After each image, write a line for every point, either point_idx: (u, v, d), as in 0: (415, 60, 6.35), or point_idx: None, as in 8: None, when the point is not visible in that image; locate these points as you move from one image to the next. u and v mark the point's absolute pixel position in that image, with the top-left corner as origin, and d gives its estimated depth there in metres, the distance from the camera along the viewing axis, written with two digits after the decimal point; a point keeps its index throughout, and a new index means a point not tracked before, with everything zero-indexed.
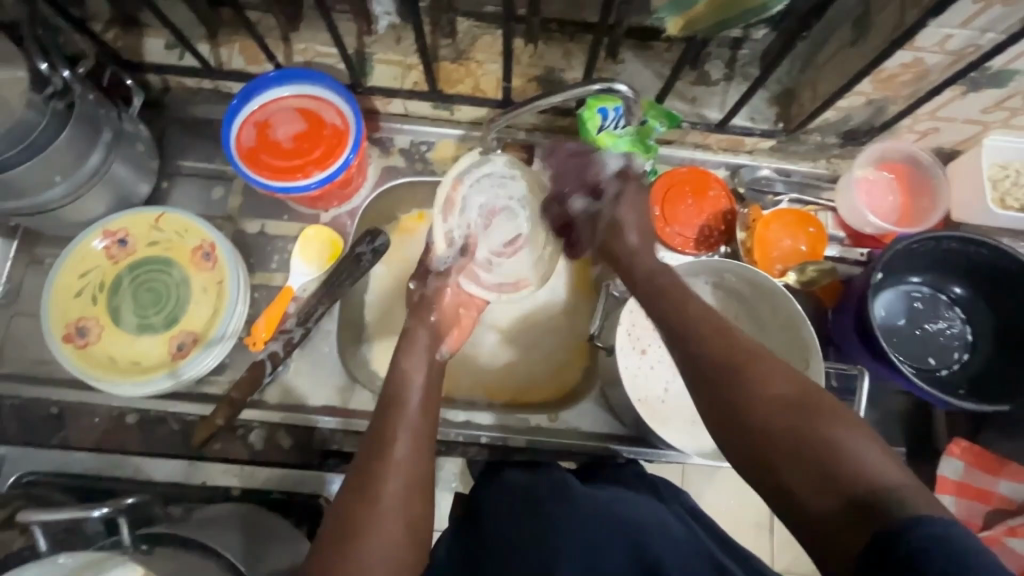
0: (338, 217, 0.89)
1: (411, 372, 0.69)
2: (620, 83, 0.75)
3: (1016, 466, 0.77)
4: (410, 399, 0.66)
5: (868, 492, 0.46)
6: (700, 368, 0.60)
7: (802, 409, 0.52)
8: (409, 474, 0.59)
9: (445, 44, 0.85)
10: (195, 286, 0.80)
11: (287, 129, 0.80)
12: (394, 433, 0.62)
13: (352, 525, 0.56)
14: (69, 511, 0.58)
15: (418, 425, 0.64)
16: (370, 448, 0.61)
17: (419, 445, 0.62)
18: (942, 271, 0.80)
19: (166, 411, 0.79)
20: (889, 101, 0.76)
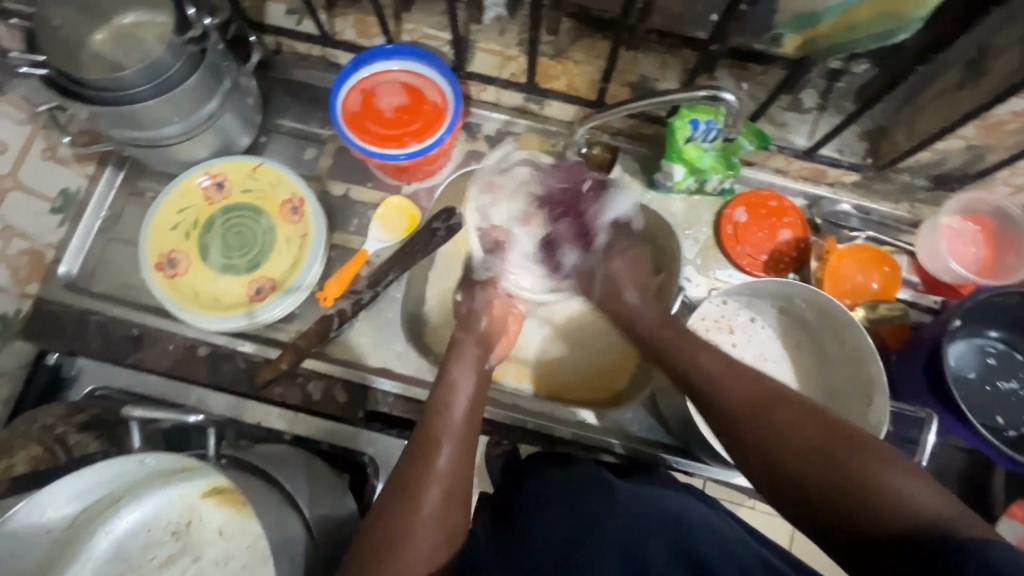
0: (417, 191, 0.92)
1: (458, 385, 0.71)
2: (727, 92, 0.74)
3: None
4: (454, 411, 0.68)
5: (914, 523, 0.47)
6: (722, 412, 0.63)
7: (834, 449, 0.54)
8: (454, 484, 0.62)
9: (547, 41, 0.88)
10: (279, 235, 0.84)
11: (389, 99, 0.84)
12: (439, 441, 0.65)
13: (391, 527, 0.58)
14: (168, 412, 0.73)
15: (461, 437, 0.66)
16: (415, 456, 0.63)
17: (458, 457, 0.64)
18: (1022, 330, 0.78)
19: (235, 349, 0.82)
20: (989, 150, 0.74)
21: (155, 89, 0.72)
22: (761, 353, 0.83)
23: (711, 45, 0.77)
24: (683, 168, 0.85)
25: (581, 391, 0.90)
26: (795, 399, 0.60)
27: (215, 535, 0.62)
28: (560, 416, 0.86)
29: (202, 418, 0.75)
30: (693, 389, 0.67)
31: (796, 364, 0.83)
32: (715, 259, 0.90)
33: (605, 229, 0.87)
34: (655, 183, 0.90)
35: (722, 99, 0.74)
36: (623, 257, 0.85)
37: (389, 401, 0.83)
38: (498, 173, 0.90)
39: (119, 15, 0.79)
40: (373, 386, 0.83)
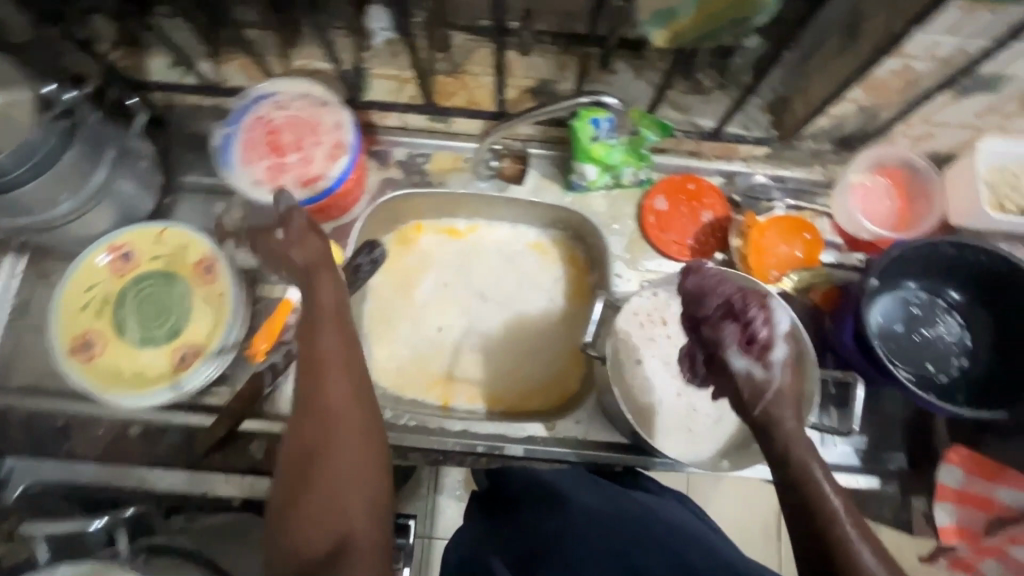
0: (337, 229, 0.90)
1: (328, 358, 0.60)
2: (609, 95, 0.75)
3: (1015, 472, 0.74)
4: (331, 394, 0.58)
5: None
6: (817, 550, 0.47)
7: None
8: (353, 468, 0.56)
9: (440, 58, 0.87)
10: (196, 298, 0.82)
11: (286, 138, 0.76)
12: (324, 434, 0.57)
13: (291, 517, 0.54)
14: (72, 522, 0.69)
15: (347, 415, 0.58)
16: (304, 440, 0.57)
17: (350, 439, 0.57)
18: (938, 277, 0.80)
19: (170, 421, 0.80)
20: (882, 108, 0.75)
21: (30, 172, 0.69)
22: None
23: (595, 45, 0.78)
24: (595, 168, 0.85)
25: (532, 401, 0.91)
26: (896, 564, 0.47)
27: None
28: (510, 434, 0.84)
29: (108, 521, 0.71)
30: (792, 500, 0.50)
31: None
32: (642, 251, 0.89)
33: (781, 340, 0.55)
34: (572, 184, 0.89)
35: (607, 104, 0.74)
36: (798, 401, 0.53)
37: None
38: (273, 105, 0.78)
39: None
40: None
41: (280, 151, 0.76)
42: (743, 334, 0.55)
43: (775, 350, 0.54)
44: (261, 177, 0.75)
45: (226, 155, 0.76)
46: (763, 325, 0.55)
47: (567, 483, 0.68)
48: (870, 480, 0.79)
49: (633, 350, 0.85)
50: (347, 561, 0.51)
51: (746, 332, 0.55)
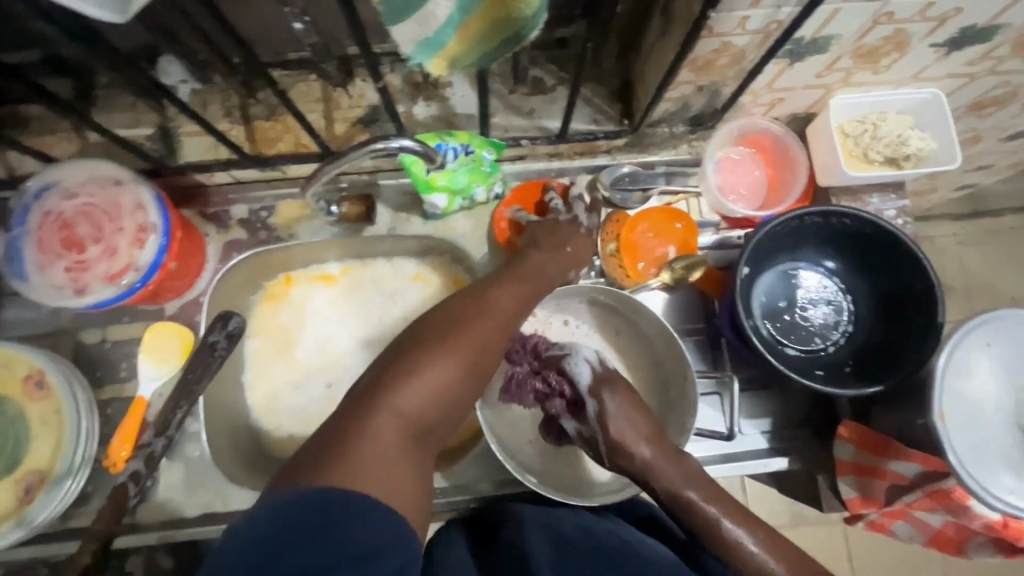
0: (183, 308, 0.82)
1: (517, 276, 0.65)
2: (404, 138, 0.68)
3: (900, 446, 0.65)
4: (501, 292, 0.62)
5: None
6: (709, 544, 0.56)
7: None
8: (472, 370, 0.56)
9: (255, 102, 0.78)
10: (31, 419, 0.73)
11: (82, 231, 0.68)
12: (474, 316, 0.59)
13: (393, 364, 0.55)
14: None
15: (501, 322, 0.60)
16: (444, 316, 0.59)
17: (492, 340, 0.58)
18: (810, 248, 0.77)
19: (33, 555, 0.73)
20: (721, 84, 0.71)
21: None
22: None
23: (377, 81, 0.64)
24: (444, 196, 0.79)
25: None
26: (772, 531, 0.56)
27: None
28: None
29: None
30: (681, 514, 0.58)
31: (622, 354, 0.80)
32: None
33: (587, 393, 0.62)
34: (428, 214, 0.83)
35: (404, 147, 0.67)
36: (632, 416, 0.60)
37: None
38: (55, 197, 0.69)
39: None
40: (199, 538, 0.75)
41: (78, 249, 0.67)
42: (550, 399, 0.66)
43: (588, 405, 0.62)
44: (63, 281, 0.67)
45: (16, 265, 0.67)
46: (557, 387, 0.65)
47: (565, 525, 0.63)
48: (776, 461, 0.78)
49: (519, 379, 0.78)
50: (393, 466, 0.48)
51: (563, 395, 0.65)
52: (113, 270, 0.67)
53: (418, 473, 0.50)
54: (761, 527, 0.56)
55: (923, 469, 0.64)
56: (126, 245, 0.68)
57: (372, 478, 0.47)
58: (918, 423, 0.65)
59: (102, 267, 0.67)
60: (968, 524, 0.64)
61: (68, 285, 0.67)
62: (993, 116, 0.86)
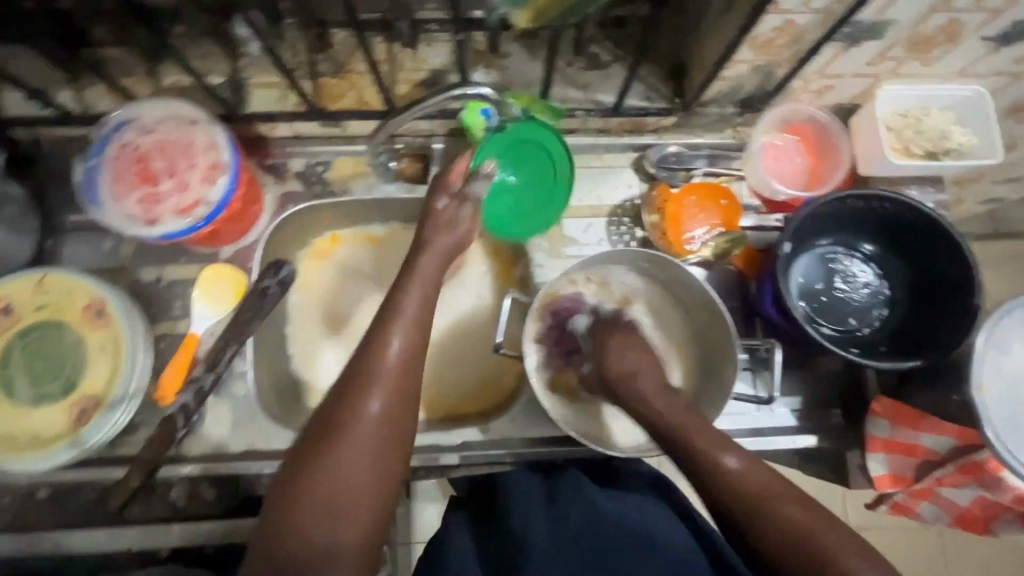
0: (237, 253, 0.85)
1: (412, 294, 0.64)
2: (481, 86, 0.74)
3: (938, 418, 0.69)
4: (405, 316, 0.62)
5: None
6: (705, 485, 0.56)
7: (813, 541, 0.50)
8: (388, 427, 0.57)
9: (322, 59, 0.81)
10: (90, 346, 0.76)
11: (156, 165, 0.71)
12: (386, 345, 0.60)
13: (323, 430, 0.56)
14: None
15: (412, 340, 0.61)
16: (358, 360, 0.60)
17: (409, 365, 0.60)
18: (851, 231, 0.79)
19: (81, 479, 0.75)
20: (776, 65, 0.73)
21: None
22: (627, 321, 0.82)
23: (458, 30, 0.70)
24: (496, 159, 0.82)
25: (475, 403, 0.88)
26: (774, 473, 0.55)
27: None
28: (443, 442, 0.82)
29: None
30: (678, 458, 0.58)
31: (662, 323, 0.82)
32: (562, 240, 0.87)
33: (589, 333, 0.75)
34: None
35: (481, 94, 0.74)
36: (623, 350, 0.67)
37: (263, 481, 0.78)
38: (134, 132, 0.72)
39: None
40: (241, 473, 0.77)
41: (153, 183, 0.70)
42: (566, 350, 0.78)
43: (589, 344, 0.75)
44: (137, 212, 0.70)
45: (91, 193, 0.70)
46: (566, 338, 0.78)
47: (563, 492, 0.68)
48: (807, 438, 0.80)
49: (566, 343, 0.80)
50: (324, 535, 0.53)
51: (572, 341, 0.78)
52: (186, 206, 0.70)
53: (356, 526, 0.54)
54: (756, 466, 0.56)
55: (956, 441, 0.68)
56: (199, 184, 0.71)
57: (312, 541, 0.53)
58: (953, 399, 0.69)
59: (175, 202, 0.70)
60: (1000, 499, 0.67)
61: (140, 216, 0.70)
62: None
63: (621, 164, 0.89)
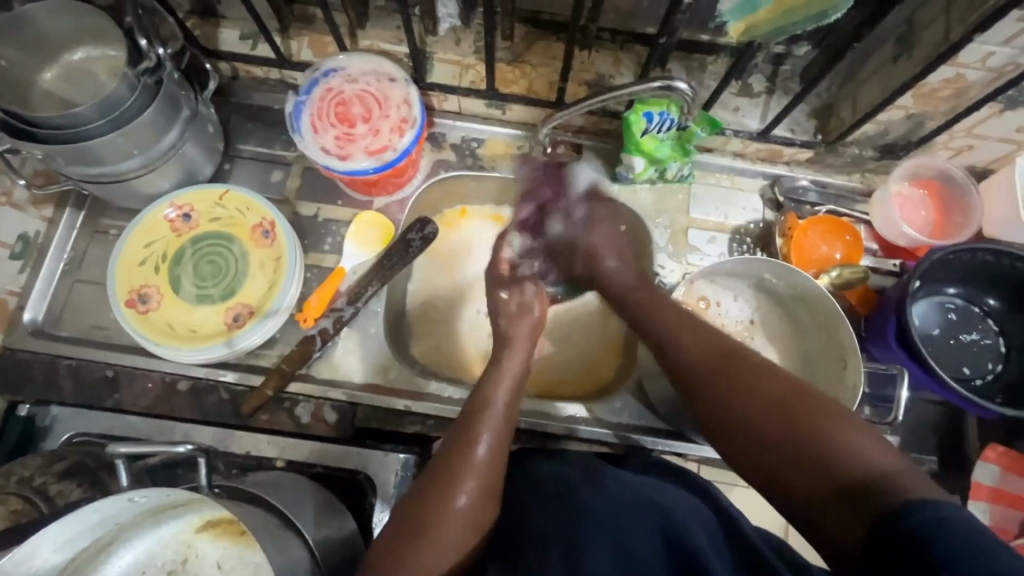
0: (388, 205, 0.92)
1: (502, 377, 0.71)
2: (679, 81, 0.77)
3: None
4: (495, 404, 0.68)
5: (858, 476, 0.48)
6: (685, 368, 0.65)
7: (786, 407, 0.55)
8: (480, 499, 0.61)
9: (503, 46, 0.90)
10: (253, 261, 0.84)
11: (355, 110, 0.79)
12: (477, 430, 0.65)
13: (421, 513, 0.60)
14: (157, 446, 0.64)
15: (500, 428, 0.66)
16: (448, 447, 0.65)
17: (498, 444, 0.65)
18: (977, 284, 0.82)
19: (221, 379, 0.81)
20: (928, 117, 0.79)
21: (111, 123, 0.71)
22: (747, 331, 0.86)
23: (662, 39, 0.79)
24: (643, 160, 0.88)
25: (573, 386, 0.92)
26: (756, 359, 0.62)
27: (214, 569, 0.58)
28: (551, 413, 0.85)
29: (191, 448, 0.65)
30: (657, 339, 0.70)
31: (775, 340, 0.86)
32: (686, 246, 0.92)
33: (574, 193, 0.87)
34: (618, 177, 0.92)
35: (676, 88, 0.77)
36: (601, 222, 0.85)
37: (378, 416, 0.83)
38: (340, 79, 0.81)
39: (68, 52, 0.78)
40: (361, 403, 0.83)
41: (349, 124, 0.79)
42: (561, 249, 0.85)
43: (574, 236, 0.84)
44: (332, 147, 0.78)
45: (296, 123, 0.79)
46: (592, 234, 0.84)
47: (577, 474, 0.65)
48: None
49: None
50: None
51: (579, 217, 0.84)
52: (374, 150, 0.78)
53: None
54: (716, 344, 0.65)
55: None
56: (388, 133, 0.79)
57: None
58: None
59: (366, 144, 0.79)
60: None
61: (333, 151, 0.78)
62: None
63: (749, 188, 0.94)
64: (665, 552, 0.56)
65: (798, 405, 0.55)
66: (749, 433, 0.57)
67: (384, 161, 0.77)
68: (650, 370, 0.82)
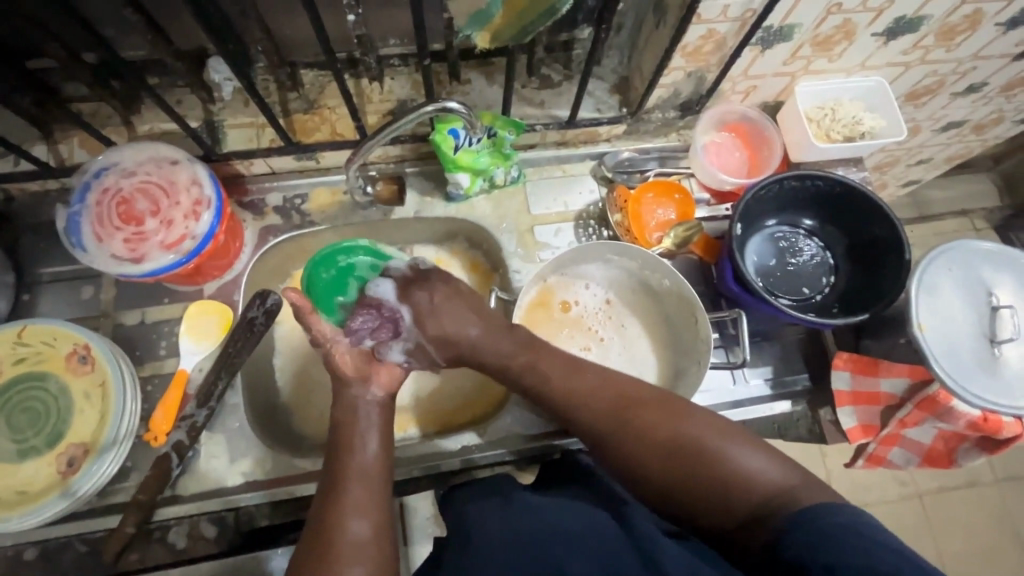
0: (222, 287, 0.86)
1: (359, 421, 0.66)
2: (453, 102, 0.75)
3: (891, 361, 0.80)
4: (359, 444, 0.64)
5: (761, 505, 0.52)
6: (584, 428, 0.64)
7: (684, 449, 0.57)
8: (364, 550, 0.56)
9: (293, 97, 0.86)
10: (75, 393, 0.75)
11: (140, 206, 0.73)
12: (346, 481, 0.61)
13: None
14: None
15: (371, 471, 0.62)
16: (319, 509, 0.59)
17: (371, 487, 0.61)
18: (793, 210, 0.88)
19: (73, 532, 0.73)
20: (706, 71, 0.84)
21: None
22: (609, 311, 0.89)
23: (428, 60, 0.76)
24: (467, 175, 0.87)
25: (467, 413, 0.90)
26: (644, 398, 0.63)
27: None
28: (441, 450, 0.83)
29: None
30: (549, 404, 0.67)
31: (637, 311, 0.89)
32: (535, 245, 0.92)
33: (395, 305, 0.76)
34: (450, 196, 0.92)
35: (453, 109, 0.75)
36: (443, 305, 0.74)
37: (264, 511, 0.78)
38: (114, 176, 0.75)
39: None
40: (241, 505, 0.77)
41: (134, 223, 0.73)
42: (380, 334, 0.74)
43: (402, 309, 0.75)
44: (122, 251, 0.72)
45: (76, 238, 0.72)
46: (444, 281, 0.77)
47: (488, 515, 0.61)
48: (780, 405, 0.85)
49: (576, 336, 0.87)
50: None
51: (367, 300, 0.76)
52: (171, 241, 0.73)
53: None
54: (605, 392, 0.65)
55: (910, 379, 0.79)
56: (183, 219, 0.74)
57: None
58: (902, 341, 0.79)
59: (160, 237, 0.73)
60: (956, 425, 0.78)
61: (125, 255, 0.72)
62: (928, 105, 1.01)
63: (581, 172, 0.96)
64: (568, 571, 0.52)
65: (692, 442, 0.57)
66: (657, 482, 0.58)
67: (183, 251, 0.72)
68: None
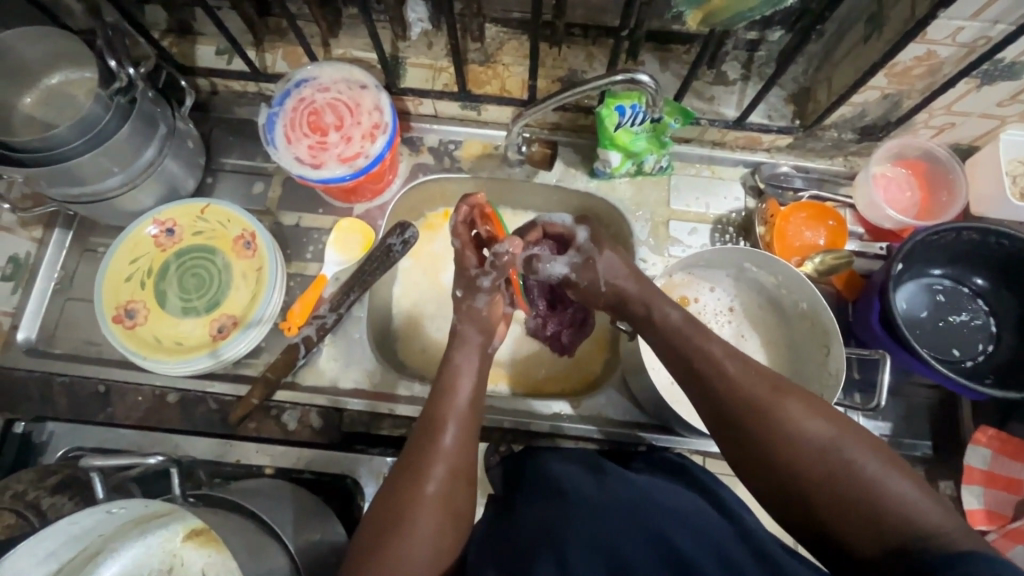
0: (369, 211, 0.93)
1: (463, 367, 0.69)
2: (643, 74, 0.74)
3: None
4: (458, 391, 0.67)
5: (912, 537, 0.48)
6: (718, 405, 0.61)
7: (835, 456, 0.54)
8: (448, 489, 0.61)
9: (474, 48, 0.90)
10: (236, 271, 0.85)
11: (327, 119, 0.81)
12: (442, 422, 0.65)
13: (397, 509, 0.59)
14: (130, 458, 0.69)
15: (466, 415, 0.66)
16: (420, 437, 0.64)
17: (465, 433, 0.65)
18: (963, 264, 0.81)
19: (208, 390, 0.83)
20: (905, 96, 0.78)
21: (88, 143, 0.72)
22: (730, 320, 0.87)
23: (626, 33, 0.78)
24: (619, 155, 0.87)
25: (559, 384, 0.92)
26: (798, 390, 0.59)
27: None
28: (533, 410, 0.86)
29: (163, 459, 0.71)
30: (689, 370, 0.65)
31: (759, 329, 0.86)
32: (667, 238, 0.91)
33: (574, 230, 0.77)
34: (596, 171, 0.92)
35: (641, 82, 0.74)
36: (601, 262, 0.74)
37: (365, 420, 0.84)
38: (310, 87, 0.82)
39: (47, 77, 0.81)
40: (346, 408, 0.84)
41: (320, 133, 0.80)
42: (541, 285, 0.89)
43: (579, 236, 0.77)
44: (304, 156, 0.79)
45: (270, 134, 0.80)
46: (593, 284, 0.75)
47: (584, 480, 0.63)
48: None
49: None
50: None
51: (554, 241, 0.80)
52: (347, 156, 0.80)
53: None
54: (758, 374, 0.61)
55: None
56: (361, 138, 0.80)
57: None
58: None
59: (339, 152, 0.80)
60: None
61: (307, 160, 0.79)
62: None
63: (730, 177, 0.93)
64: (655, 557, 0.53)
65: (843, 454, 0.54)
66: (790, 479, 0.55)
67: (356, 167, 0.79)
68: (633, 366, 0.80)
